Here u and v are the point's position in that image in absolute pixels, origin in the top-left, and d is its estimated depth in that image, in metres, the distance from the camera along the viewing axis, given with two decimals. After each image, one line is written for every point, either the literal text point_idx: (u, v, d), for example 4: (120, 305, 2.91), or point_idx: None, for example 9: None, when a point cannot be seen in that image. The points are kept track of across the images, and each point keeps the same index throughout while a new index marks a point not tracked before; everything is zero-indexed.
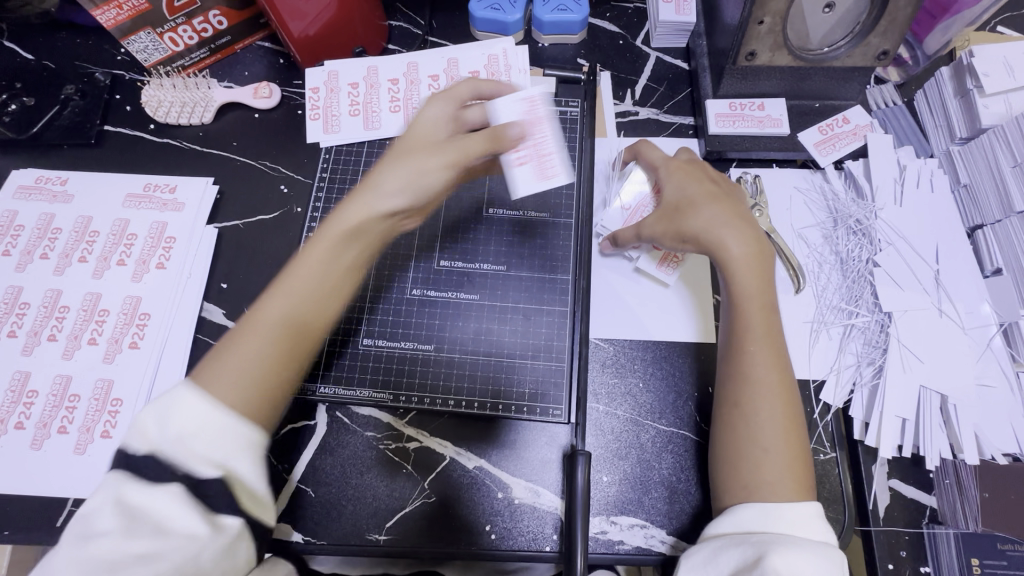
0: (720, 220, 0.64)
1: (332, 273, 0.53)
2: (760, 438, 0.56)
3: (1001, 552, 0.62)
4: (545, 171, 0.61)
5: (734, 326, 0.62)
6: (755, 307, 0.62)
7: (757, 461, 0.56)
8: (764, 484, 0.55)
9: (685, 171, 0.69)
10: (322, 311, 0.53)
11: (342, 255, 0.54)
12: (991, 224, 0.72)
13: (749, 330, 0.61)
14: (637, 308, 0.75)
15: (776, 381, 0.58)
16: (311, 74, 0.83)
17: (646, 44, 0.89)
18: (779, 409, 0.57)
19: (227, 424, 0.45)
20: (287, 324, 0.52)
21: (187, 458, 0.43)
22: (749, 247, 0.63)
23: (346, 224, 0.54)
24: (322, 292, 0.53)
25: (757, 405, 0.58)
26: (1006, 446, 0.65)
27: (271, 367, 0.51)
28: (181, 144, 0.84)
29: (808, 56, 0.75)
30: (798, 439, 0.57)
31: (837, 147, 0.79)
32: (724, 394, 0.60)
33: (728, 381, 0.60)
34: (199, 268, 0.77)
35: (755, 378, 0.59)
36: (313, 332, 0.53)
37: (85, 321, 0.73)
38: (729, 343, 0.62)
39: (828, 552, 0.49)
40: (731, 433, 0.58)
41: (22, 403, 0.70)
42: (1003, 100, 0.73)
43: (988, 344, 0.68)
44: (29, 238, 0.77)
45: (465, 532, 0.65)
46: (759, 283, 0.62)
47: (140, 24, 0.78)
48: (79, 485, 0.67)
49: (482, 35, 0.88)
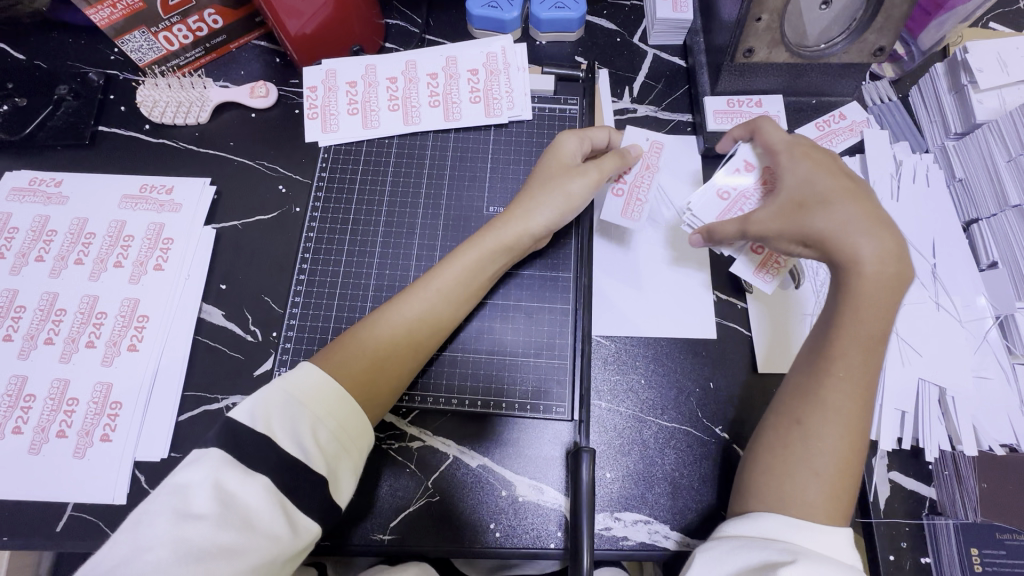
0: (854, 223, 0.60)
1: (454, 297, 0.66)
2: (815, 461, 0.56)
3: (1000, 541, 0.64)
4: (632, 212, 0.73)
5: (824, 344, 0.60)
6: (864, 329, 0.59)
7: (806, 482, 0.56)
8: (806, 504, 0.55)
9: (816, 167, 0.64)
10: (428, 334, 0.64)
11: (478, 278, 0.68)
12: (986, 219, 0.73)
13: (850, 355, 0.59)
14: (638, 305, 0.75)
15: (851, 410, 0.57)
16: (309, 73, 0.82)
17: (644, 41, 0.89)
18: (839, 435, 0.57)
19: (336, 404, 0.54)
20: (400, 335, 0.62)
21: (228, 482, 0.46)
22: (886, 265, 0.59)
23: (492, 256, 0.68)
24: (434, 315, 0.65)
25: (824, 430, 0.57)
26: (1003, 436, 0.66)
27: (374, 362, 0.60)
28: (177, 144, 0.83)
29: (806, 53, 0.76)
30: (852, 470, 0.57)
31: (834, 142, 0.79)
32: (798, 410, 0.59)
33: (795, 398, 0.60)
34: (198, 269, 0.76)
35: (829, 403, 0.58)
36: (409, 346, 0.63)
37: (83, 324, 0.73)
38: (816, 361, 0.61)
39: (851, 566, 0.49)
40: (785, 450, 0.58)
41: (19, 408, 0.69)
42: (997, 96, 0.74)
43: (984, 337, 0.69)
44: (24, 240, 0.76)
45: (469, 531, 0.65)
46: (878, 302, 0.59)
47: (134, 23, 0.77)
48: (77, 490, 0.66)
49: (480, 33, 0.88)
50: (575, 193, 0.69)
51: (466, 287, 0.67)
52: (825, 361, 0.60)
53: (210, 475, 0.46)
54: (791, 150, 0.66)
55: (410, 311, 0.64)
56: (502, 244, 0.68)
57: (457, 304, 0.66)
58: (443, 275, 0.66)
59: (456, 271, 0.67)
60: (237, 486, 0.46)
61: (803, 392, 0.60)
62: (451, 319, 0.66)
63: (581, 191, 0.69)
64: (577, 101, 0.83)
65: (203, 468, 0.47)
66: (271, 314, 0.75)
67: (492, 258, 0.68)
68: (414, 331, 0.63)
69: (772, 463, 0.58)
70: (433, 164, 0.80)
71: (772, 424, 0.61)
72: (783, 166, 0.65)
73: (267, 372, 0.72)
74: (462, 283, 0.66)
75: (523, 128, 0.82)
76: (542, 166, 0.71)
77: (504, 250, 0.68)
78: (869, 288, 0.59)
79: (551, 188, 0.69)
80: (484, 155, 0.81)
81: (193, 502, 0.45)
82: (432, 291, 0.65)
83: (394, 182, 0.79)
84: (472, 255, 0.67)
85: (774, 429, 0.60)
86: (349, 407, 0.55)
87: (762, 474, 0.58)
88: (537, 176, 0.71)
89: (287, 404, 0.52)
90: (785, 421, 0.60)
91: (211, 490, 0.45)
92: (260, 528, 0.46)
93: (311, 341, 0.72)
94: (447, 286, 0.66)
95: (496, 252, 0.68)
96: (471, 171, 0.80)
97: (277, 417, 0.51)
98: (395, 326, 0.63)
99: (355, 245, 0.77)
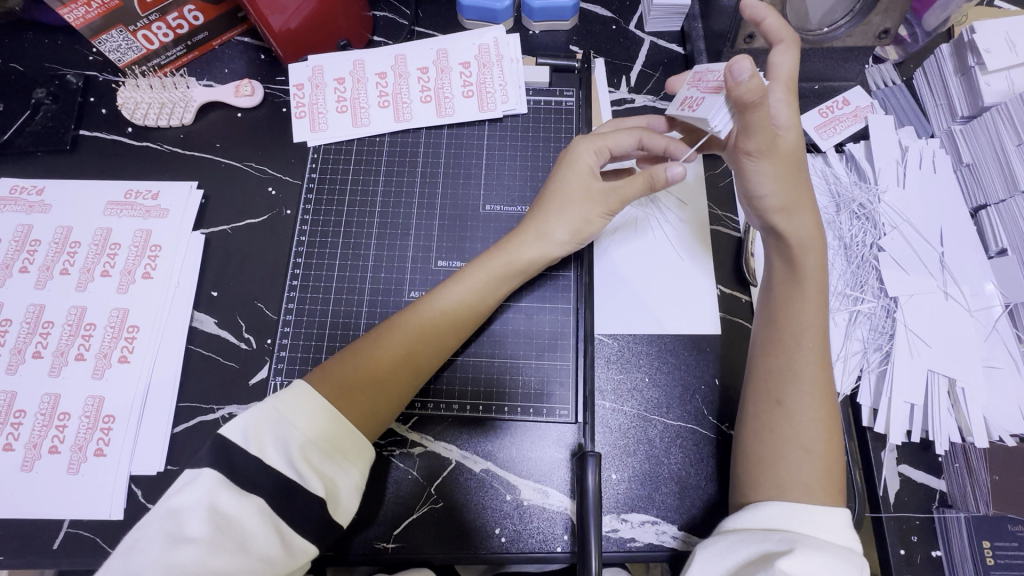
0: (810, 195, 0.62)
1: (460, 315, 0.63)
2: (800, 439, 0.56)
3: (1012, 533, 0.64)
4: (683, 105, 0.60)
5: (782, 319, 0.61)
6: (814, 292, 0.61)
7: (799, 465, 0.55)
8: (803, 489, 0.54)
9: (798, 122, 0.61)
10: (428, 355, 0.61)
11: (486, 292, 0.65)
12: (994, 204, 0.72)
13: (793, 324, 0.60)
14: (644, 295, 0.74)
15: (816, 381, 0.58)
16: (295, 70, 0.80)
17: (640, 29, 0.86)
18: (815, 406, 0.57)
19: (322, 417, 0.52)
20: (397, 357, 0.60)
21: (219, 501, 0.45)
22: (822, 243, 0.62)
23: (515, 262, 0.65)
24: (434, 338, 0.62)
25: (800, 406, 0.57)
26: (1014, 427, 0.65)
27: (365, 380, 0.58)
28: (161, 147, 0.80)
29: (809, 37, 0.74)
30: (838, 450, 0.57)
31: (838, 130, 0.77)
32: (772, 387, 0.59)
33: (772, 377, 0.59)
34: (187, 276, 0.74)
35: (807, 384, 0.58)
36: (405, 368, 0.60)
37: (71, 336, 0.71)
38: (776, 340, 0.61)
39: (844, 555, 0.48)
40: (769, 437, 0.57)
41: (9, 423, 0.67)
42: (1005, 77, 0.72)
43: (994, 325, 0.68)
44: (6, 251, 0.74)
45: (474, 538, 0.64)
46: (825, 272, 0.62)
47: (112, 22, 0.74)
48: (73, 506, 0.65)
49: (471, 23, 0.85)
50: (595, 220, 0.65)
51: (472, 307, 0.64)
52: (782, 333, 0.61)
53: (205, 496, 0.45)
54: (788, 88, 0.61)
55: (407, 325, 0.62)
56: (512, 264, 0.65)
57: (463, 324, 0.64)
58: (448, 294, 0.64)
59: (462, 290, 0.64)
60: (232, 507, 0.45)
61: (772, 369, 0.60)
62: (451, 340, 0.63)
63: (601, 220, 0.65)
64: (573, 92, 0.81)
65: (198, 490, 0.45)
66: (265, 321, 0.73)
67: (513, 268, 0.65)
68: (416, 353, 0.61)
69: (760, 449, 0.57)
70: (427, 162, 0.78)
71: (754, 406, 0.60)
72: (776, 100, 0.60)
73: (262, 381, 0.71)
74: (465, 300, 0.64)
75: (519, 123, 0.79)
76: (560, 174, 0.67)
77: (516, 274, 0.66)
78: (799, 253, 0.62)
79: (569, 205, 0.65)
80: (478, 151, 0.78)
81: (185, 526, 0.43)
82: (433, 310, 0.63)
83: (387, 182, 0.77)
84: (480, 273, 0.65)
85: (758, 419, 0.59)
86: (340, 423, 0.53)
87: (757, 461, 0.57)
88: (557, 195, 0.66)
89: (279, 422, 0.51)
90: (766, 409, 0.58)
91: (204, 513, 0.44)
92: (254, 550, 0.45)
93: (306, 349, 0.70)
94: (452, 302, 0.63)
95: (500, 267, 0.65)
96: (466, 168, 0.78)
97: (271, 438, 0.49)
98: (392, 344, 0.60)
99: (348, 249, 0.75)
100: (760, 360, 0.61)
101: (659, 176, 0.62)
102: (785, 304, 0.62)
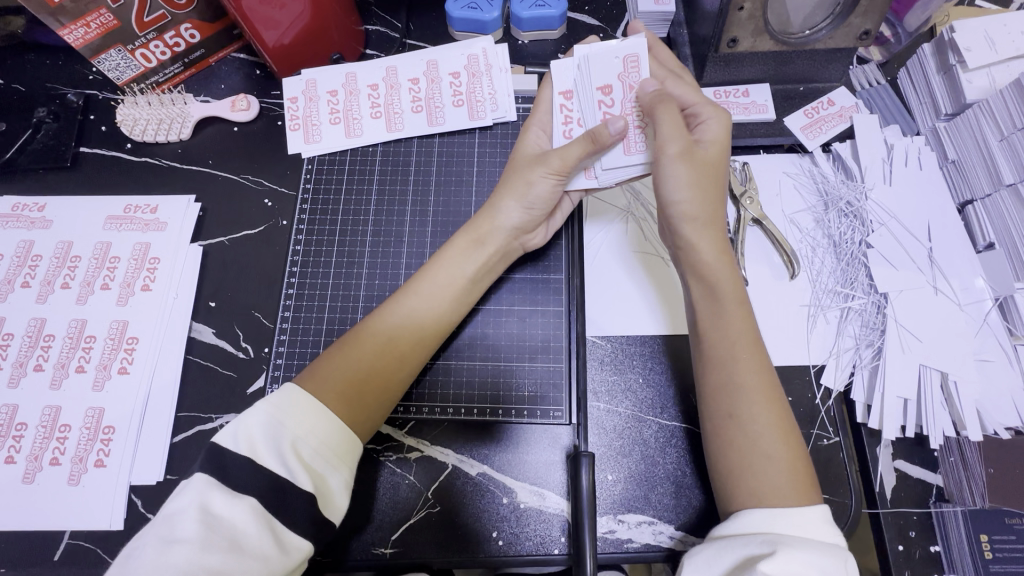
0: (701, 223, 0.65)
1: (440, 307, 0.65)
2: (762, 445, 0.56)
3: (1009, 527, 0.63)
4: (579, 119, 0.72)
5: (713, 331, 0.62)
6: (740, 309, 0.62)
7: (762, 471, 0.55)
8: (775, 492, 0.54)
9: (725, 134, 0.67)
10: (414, 348, 0.63)
11: (464, 283, 0.67)
12: (980, 199, 0.72)
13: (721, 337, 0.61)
14: (642, 285, 0.76)
15: (758, 386, 0.59)
16: (289, 84, 0.81)
17: (627, 36, 0.88)
18: (765, 411, 0.57)
19: (308, 412, 0.53)
20: (381, 350, 0.61)
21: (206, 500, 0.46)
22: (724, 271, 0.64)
23: (474, 233, 0.69)
24: (419, 331, 0.63)
25: (753, 414, 0.57)
26: (1008, 420, 0.65)
27: (351, 376, 0.58)
28: (160, 162, 0.82)
29: (791, 41, 0.75)
30: (799, 448, 0.57)
31: (824, 129, 0.79)
32: (724, 400, 0.59)
33: (719, 392, 0.60)
34: (186, 289, 0.75)
35: (749, 388, 0.59)
36: (390, 362, 0.61)
37: (72, 349, 0.72)
38: (704, 353, 0.62)
39: (818, 550, 0.47)
40: (732, 444, 0.57)
41: (11, 436, 0.68)
42: (986, 75, 0.73)
43: (984, 319, 0.69)
44: (10, 266, 0.75)
45: (470, 541, 0.64)
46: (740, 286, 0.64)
47: (110, 42, 0.76)
48: (74, 518, 0.65)
49: (461, 35, 0.87)
50: (535, 181, 0.68)
51: (452, 298, 0.66)
52: (716, 346, 0.61)
53: (197, 498, 0.46)
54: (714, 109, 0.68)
55: (391, 322, 0.63)
56: (473, 239, 0.68)
57: (443, 316, 0.65)
58: (432, 287, 0.65)
59: (444, 281, 0.66)
60: (225, 508, 0.46)
61: (717, 382, 0.60)
62: (436, 333, 0.64)
63: (544, 180, 0.68)
64: None
65: (190, 493, 0.46)
66: (262, 330, 0.74)
67: (478, 244, 0.68)
68: (401, 347, 0.62)
69: (730, 459, 0.57)
70: (419, 171, 0.79)
71: (709, 420, 0.60)
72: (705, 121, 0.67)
73: (260, 390, 0.71)
74: (458, 284, 0.66)
75: (508, 130, 0.81)
76: (513, 163, 0.72)
77: (477, 248, 0.68)
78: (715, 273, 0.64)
79: (514, 181, 0.70)
80: (469, 159, 0.80)
81: (176, 527, 0.44)
82: (417, 306, 0.64)
83: (380, 190, 0.79)
84: (457, 263, 0.67)
85: (716, 427, 0.59)
86: (326, 417, 0.54)
87: (726, 469, 0.57)
88: (508, 180, 0.71)
89: (269, 424, 0.51)
90: (719, 418, 0.59)
91: (196, 515, 0.45)
92: (249, 548, 0.45)
93: (304, 355, 0.71)
94: (441, 288, 0.66)
95: (469, 248, 0.68)
96: (458, 176, 0.79)
97: (261, 440, 0.50)
98: (378, 341, 0.61)
99: (342, 258, 0.76)
100: (703, 377, 0.61)
101: (600, 134, 0.65)
102: (715, 318, 0.63)
